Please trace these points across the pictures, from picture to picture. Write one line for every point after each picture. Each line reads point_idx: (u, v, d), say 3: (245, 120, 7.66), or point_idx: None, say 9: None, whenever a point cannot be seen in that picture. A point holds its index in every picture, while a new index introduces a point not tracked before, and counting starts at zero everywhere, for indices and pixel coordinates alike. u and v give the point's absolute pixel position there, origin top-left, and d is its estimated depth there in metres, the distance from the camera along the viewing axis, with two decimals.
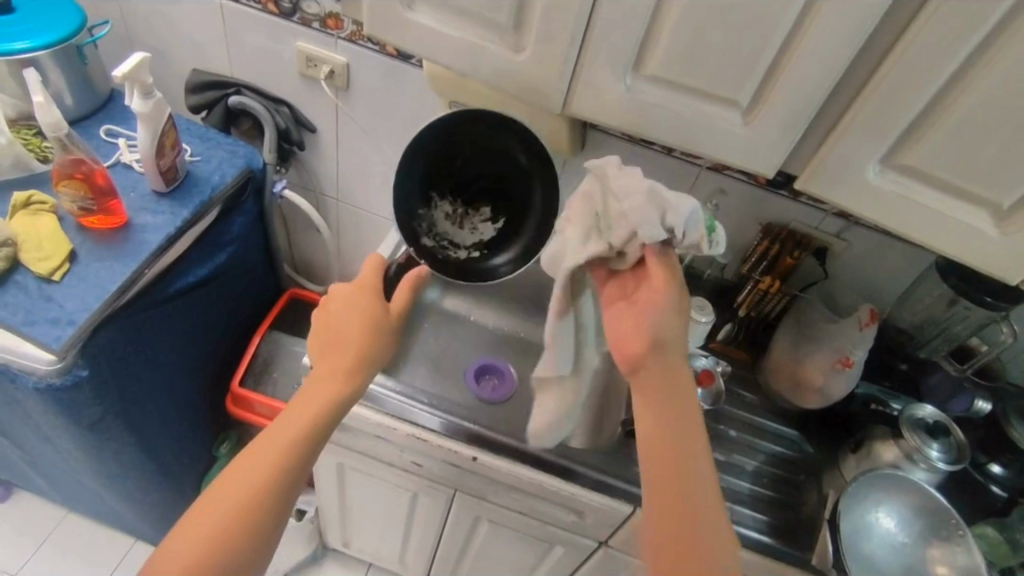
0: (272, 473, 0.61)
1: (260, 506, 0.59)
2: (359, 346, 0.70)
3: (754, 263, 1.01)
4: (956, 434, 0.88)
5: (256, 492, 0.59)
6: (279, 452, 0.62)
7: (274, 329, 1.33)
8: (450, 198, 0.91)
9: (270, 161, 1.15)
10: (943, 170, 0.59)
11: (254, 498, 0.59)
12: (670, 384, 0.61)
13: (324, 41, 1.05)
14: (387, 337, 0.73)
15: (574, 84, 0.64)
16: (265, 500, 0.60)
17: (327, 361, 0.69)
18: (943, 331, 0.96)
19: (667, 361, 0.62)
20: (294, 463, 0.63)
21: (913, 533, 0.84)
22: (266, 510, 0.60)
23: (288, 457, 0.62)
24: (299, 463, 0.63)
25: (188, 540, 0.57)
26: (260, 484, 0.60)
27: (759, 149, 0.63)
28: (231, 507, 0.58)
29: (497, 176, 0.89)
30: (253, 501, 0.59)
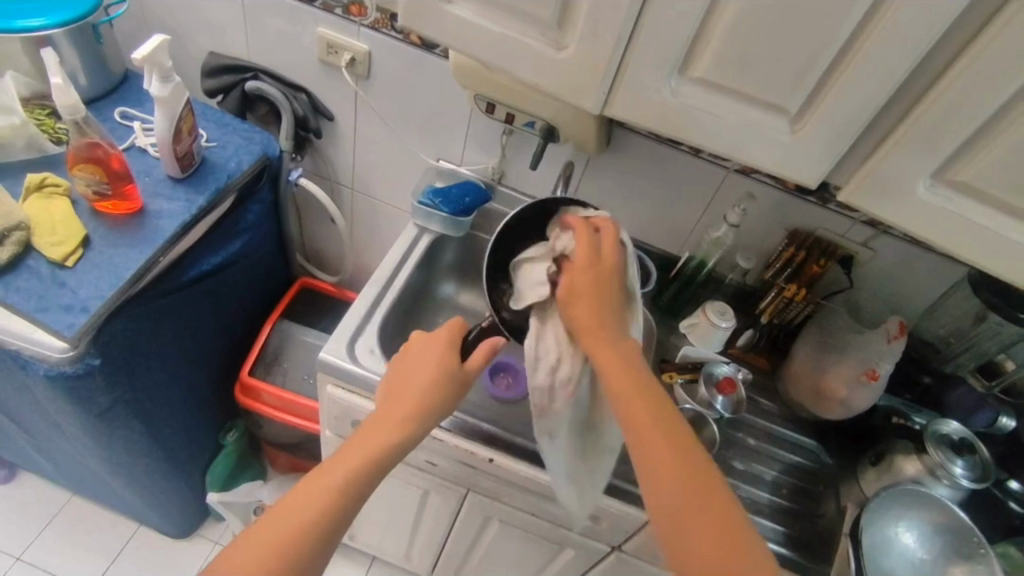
0: (323, 509, 0.58)
1: (306, 541, 0.57)
2: (423, 398, 0.68)
3: (779, 269, 1.00)
4: (981, 452, 0.87)
5: (305, 525, 0.57)
6: (330, 490, 0.59)
7: (285, 318, 1.31)
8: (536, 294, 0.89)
9: (286, 149, 1.13)
10: (996, 188, 0.57)
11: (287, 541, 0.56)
12: (613, 361, 0.67)
13: (347, 27, 1.03)
14: (452, 394, 0.70)
15: (616, 84, 0.62)
16: (308, 539, 0.57)
17: (388, 408, 0.68)
18: (970, 346, 0.96)
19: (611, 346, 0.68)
20: (344, 505, 0.60)
21: (933, 550, 0.83)
22: (309, 545, 0.57)
23: (339, 495, 0.60)
24: (349, 506, 0.61)
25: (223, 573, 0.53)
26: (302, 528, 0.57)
27: (806, 159, 0.61)
28: (268, 545, 0.55)
29: None
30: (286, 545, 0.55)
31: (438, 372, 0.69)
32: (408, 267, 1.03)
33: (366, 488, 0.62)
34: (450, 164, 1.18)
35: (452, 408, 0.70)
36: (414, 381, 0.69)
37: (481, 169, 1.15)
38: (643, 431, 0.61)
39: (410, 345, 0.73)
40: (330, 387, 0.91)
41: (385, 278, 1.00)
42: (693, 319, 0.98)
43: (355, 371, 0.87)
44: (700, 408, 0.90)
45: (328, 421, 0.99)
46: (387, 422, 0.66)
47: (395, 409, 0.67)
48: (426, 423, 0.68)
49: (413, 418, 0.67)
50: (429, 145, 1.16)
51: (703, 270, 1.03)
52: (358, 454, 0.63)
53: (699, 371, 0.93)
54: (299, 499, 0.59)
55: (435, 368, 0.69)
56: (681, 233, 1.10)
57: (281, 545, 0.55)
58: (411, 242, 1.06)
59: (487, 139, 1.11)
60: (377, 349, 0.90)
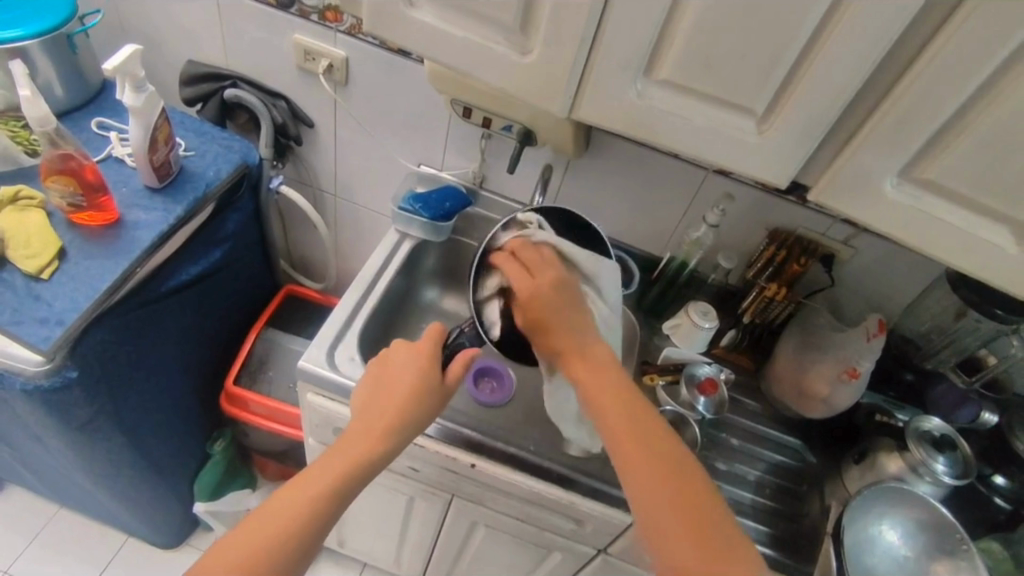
0: (295, 522, 0.57)
1: (277, 556, 0.56)
2: (404, 406, 0.67)
3: (760, 269, 0.99)
4: (962, 447, 0.87)
5: (278, 538, 0.56)
6: (305, 500, 0.59)
7: (269, 326, 1.31)
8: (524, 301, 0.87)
9: (266, 157, 1.13)
10: (963, 185, 0.57)
11: (261, 556, 0.55)
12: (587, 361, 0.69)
13: (323, 34, 1.02)
14: (434, 402, 0.69)
15: (583, 86, 0.62)
16: (282, 551, 0.56)
17: (368, 417, 0.67)
18: (951, 342, 0.96)
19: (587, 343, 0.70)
20: (319, 518, 0.59)
21: (916, 547, 0.83)
22: (284, 559, 0.56)
23: (314, 509, 0.59)
24: (326, 517, 0.60)
25: None
26: (277, 537, 0.56)
27: (775, 159, 0.61)
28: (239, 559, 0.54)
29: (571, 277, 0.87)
30: (260, 558, 0.55)
31: (417, 383, 0.68)
32: (388, 273, 1.02)
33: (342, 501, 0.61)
34: (431, 169, 1.17)
35: (432, 417, 0.70)
36: (394, 389, 0.69)
37: (462, 173, 1.15)
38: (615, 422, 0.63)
39: (390, 352, 0.73)
40: (311, 395, 0.91)
41: (365, 285, 0.99)
42: (676, 320, 0.98)
43: (334, 379, 0.87)
44: (681, 409, 0.90)
45: (310, 429, 0.98)
46: (368, 431, 0.66)
47: (374, 418, 0.67)
48: (408, 431, 0.67)
49: (392, 428, 0.66)
50: (409, 150, 1.16)
51: (684, 271, 1.03)
52: (335, 465, 0.62)
53: (680, 373, 0.93)
54: (272, 512, 0.58)
55: (414, 377, 0.69)
56: (663, 234, 1.09)
57: (253, 562, 0.54)
58: (392, 247, 1.06)
59: (467, 143, 1.10)
60: (357, 357, 0.90)
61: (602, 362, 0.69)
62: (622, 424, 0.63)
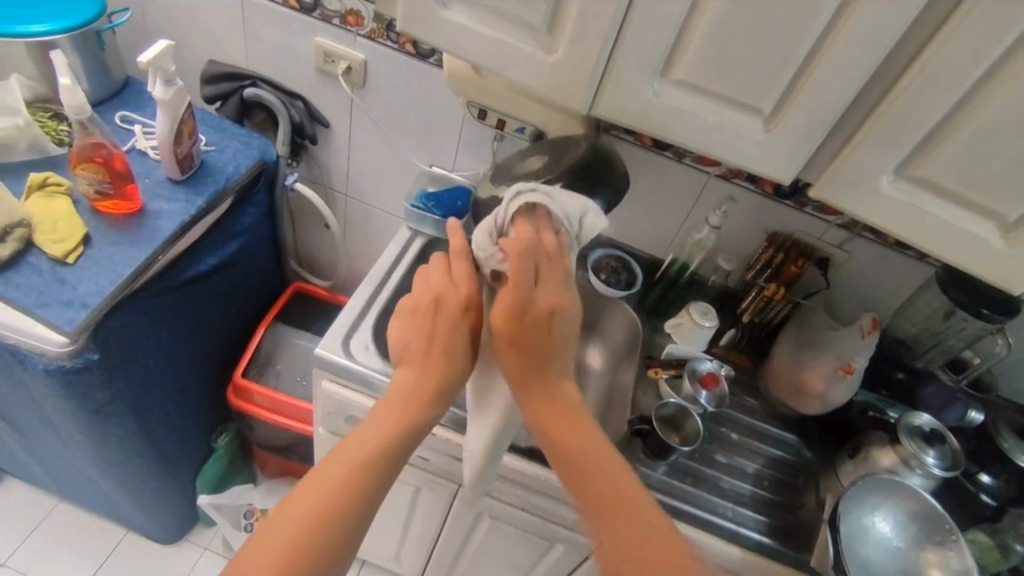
0: (322, 515, 0.57)
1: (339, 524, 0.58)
2: (446, 364, 0.67)
3: (758, 270, 1.05)
4: (951, 442, 0.91)
5: (329, 513, 0.58)
6: (357, 469, 0.61)
7: (278, 322, 1.33)
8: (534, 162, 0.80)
9: (282, 154, 1.17)
10: (954, 181, 0.61)
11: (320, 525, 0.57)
12: (564, 424, 0.66)
13: (343, 37, 1.07)
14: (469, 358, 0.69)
15: (602, 85, 0.66)
16: (337, 521, 0.58)
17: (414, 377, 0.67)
18: (939, 343, 1.02)
19: (571, 412, 0.67)
20: (371, 482, 0.61)
21: (908, 537, 0.86)
22: (343, 527, 0.58)
23: (346, 498, 0.59)
24: (376, 482, 0.62)
25: (264, 549, 0.55)
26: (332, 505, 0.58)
27: (780, 155, 0.65)
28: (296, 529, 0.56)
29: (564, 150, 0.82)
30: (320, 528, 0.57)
31: (452, 353, 0.67)
32: (401, 268, 1.05)
33: (375, 487, 0.61)
34: (442, 169, 1.21)
35: (470, 370, 0.69)
36: (434, 343, 0.67)
37: (473, 174, 1.19)
38: (593, 479, 0.63)
39: (429, 269, 0.72)
40: (324, 382, 0.93)
41: (378, 278, 1.02)
42: (677, 320, 1.01)
43: (350, 366, 0.89)
44: (684, 403, 0.94)
45: (321, 417, 1.00)
46: (414, 397, 0.66)
47: (412, 380, 0.67)
48: (449, 392, 0.68)
49: (428, 401, 0.66)
50: (423, 151, 1.20)
51: (686, 272, 1.07)
52: (373, 441, 0.63)
53: (683, 368, 0.97)
54: (297, 507, 0.57)
55: (451, 330, 0.67)
56: (666, 236, 1.14)
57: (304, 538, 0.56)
58: (404, 244, 1.10)
59: (479, 145, 1.15)
60: (372, 346, 0.93)
61: (580, 423, 0.67)
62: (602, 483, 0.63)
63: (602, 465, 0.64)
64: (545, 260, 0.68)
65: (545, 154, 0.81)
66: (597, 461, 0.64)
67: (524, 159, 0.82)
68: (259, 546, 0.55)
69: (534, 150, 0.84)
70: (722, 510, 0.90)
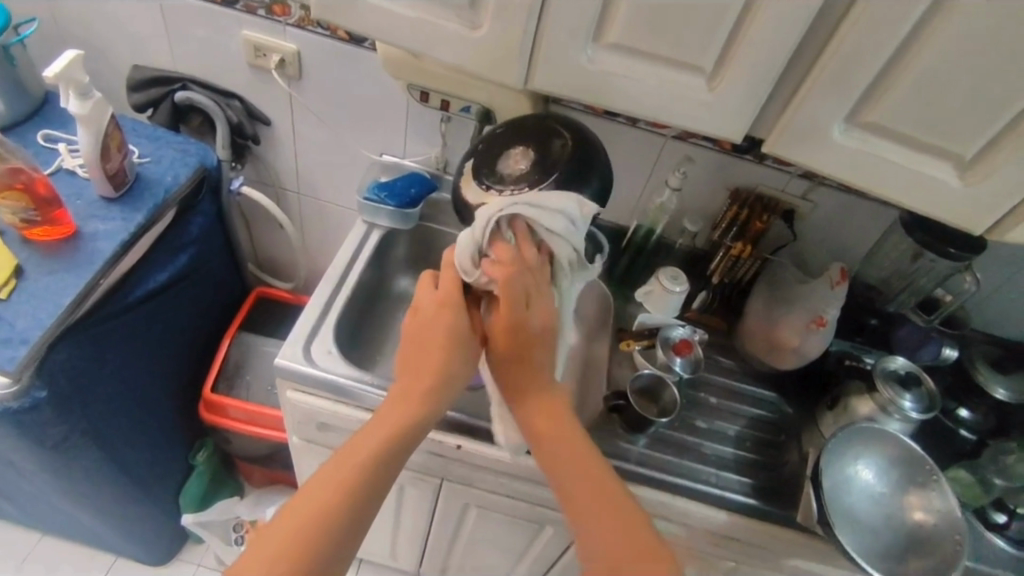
0: (329, 506, 0.58)
1: (341, 515, 0.58)
2: (444, 364, 0.65)
3: (725, 229, 1.03)
4: (927, 383, 0.91)
5: (334, 503, 0.58)
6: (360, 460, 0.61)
7: (242, 331, 1.29)
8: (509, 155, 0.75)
9: (224, 158, 1.12)
10: (906, 123, 0.59)
11: (327, 514, 0.57)
12: (543, 404, 0.69)
13: (271, 29, 1.01)
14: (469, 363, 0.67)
15: (534, 55, 0.62)
16: (343, 510, 0.58)
17: (413, 374, 0.66)
18: (910, 284, 1.00)
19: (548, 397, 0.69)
20: (375, 473, 0.61)
21: (891, 483, 0.86)
22: (347, 517, 0.58)
23: (349, 488, 0.59)
24: (380, 473, 0.61)
25: (273, 538, 0.56)
26: (338, 494, 0.58)
27: (727, 113, 0.62)
28: (303, 520, 0.56)
29: (533, 134, 0.76)
30: (327, 516, 0.57)
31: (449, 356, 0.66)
32: (360, 263, 1.02)
33: (382, 477, 0.61)
34: (394, 158, 1.17)
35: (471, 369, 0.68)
36: (428, 342, 0.66)
37: (425, 159, 1.15)
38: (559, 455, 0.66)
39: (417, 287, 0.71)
40: (289, 393, 0.90)
41: (336, 279, 0.98)
42: (647, 287, 0.97)
43: (313, 373, 0.86)
44: (659, 372, 0.92)
45: (292, 427, 0.97)
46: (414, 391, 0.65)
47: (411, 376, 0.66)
48: (450, 391, 0.66)
49: (428, 399, 0.65)
50: (371, 140, 1.15)
51: (652, 237, 1.05)
52: (379, 432, 0.62)
53: (656, 337, 0.95)
54: (304, 502, 0.57)
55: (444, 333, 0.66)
56: (628, 203, 1.11)
57: (313, 527, 0.56)
58: (360, 239, 1.06)
59: (427, 129, 1.10)
60: (335, 350, 0.90)
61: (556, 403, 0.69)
62: (565, 455, 0.66)
63: (573, 441, 0.67)
64: (533, 280, 0.66)
65: (528, 146, 0.75)
66: (571, 439, 0.67)
67: (505, 153, 0.75)
68: (273, 533, 0.56)
69: (515, 138, 0.76)
70: (706, 476, 0.89)
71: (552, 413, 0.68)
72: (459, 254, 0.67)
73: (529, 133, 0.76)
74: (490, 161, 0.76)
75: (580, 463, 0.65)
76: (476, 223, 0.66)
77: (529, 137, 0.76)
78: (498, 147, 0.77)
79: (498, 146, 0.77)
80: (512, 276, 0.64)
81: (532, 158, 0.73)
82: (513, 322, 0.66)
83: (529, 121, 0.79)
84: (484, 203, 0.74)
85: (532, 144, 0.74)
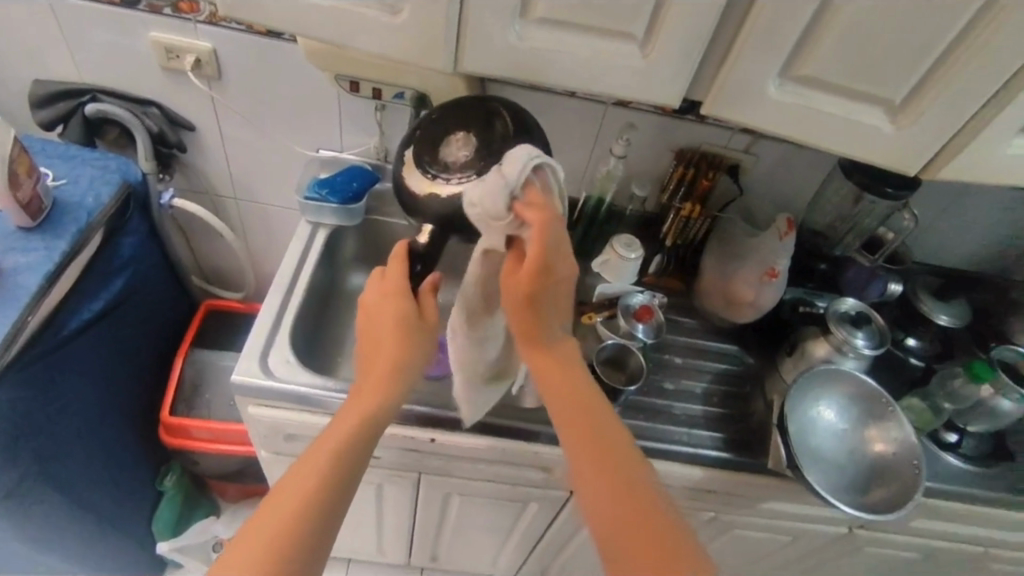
0: (298, 509, 0.54)
1: (311, 517, 0.54)
2: (397, 350, 0.65)
3: (673, 191, 1.03)
4: (876, 320, 0.94)
5: (303, 505, 0.54)
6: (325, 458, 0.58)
7: (195, 347, 1.24)
8: (451, 140, 0.73)
9: (149, 171, 1.06)
10: (837, 73, 0.60)
11: (296, 519, 0.53)
12: (557, 370, 0.65)
13: (181, 28, 0.95)
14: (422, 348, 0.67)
15: (462, 36, 0.60)
16: (314, 511, 0.55)
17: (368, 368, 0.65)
18: (853, 226, 1.03)
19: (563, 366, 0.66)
20: (343, 470, 0.58)
21: (852, 419, 0.90)
22: (319, 518, 0.55)
23: (319, 487, 0.56)
24: (348, 470, 0.59)
25: (242, 551, 0.51)
26: (307, 495, 0.55)
27: (664, 79, 0.61)
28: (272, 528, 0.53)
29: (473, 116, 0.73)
30: (297, 520, 0.53)
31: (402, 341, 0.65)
32: (309, 266, 0.98)
33: (350, 472, 0.59)
34: (331, 152, 1.13)
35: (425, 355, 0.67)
36: (379, 334, 0.66)
37: (363, 151, 1.11)
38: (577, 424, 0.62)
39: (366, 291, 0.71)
40: (251, 409, 0.87)
41: (285, 285, 0.95)
42: (603, 257, 0.97)
43: (272, 386, 0.83)
44: (622, 340, 0.92)
45: (259, 442, 0.94)
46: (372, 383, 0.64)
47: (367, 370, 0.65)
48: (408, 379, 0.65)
49: (387, 388, 0.63)
50: (305, 136, 1.11)
51: (602, 207, 1.04)
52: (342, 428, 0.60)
53: (616, 306, 0.96)
54: (271, 510, 0.54)
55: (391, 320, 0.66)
56: (575, 175, 1.10)
57: (282, 532, 0.52)
58: (306, 240, 1.02)
59: (361, 119, 1.06)
60: (293, 358, 0.87)
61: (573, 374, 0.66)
62: (582, 426, 0.62)
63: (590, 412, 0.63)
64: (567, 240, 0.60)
65: (469, 130, 0.72)
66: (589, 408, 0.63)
67: (446, 139, 0.73)
68: (240, 547, 0.52)
69: (454, 121, 0.73)
70: (678, 436, 0.91)
71: (568, 380, 0.65)
72: (485, 201, 0.58)
73: (469, 115, 0.74)
74: (432, 148, 0.74)
75: (600, 435, 0.61)
76: (505, 169, 0.57)
77: (469, 118, 0.73)
78: (438, 131, 0.74)
79: (438, 130, 0.74)
80: (554, 224, 0.57)
81: (474, 145, 0.71)
82: (545, 277, 0.59)
83: (470, 101, 0.76)
84: (430, 194, 0.72)
85: (473, 127, 0.72)
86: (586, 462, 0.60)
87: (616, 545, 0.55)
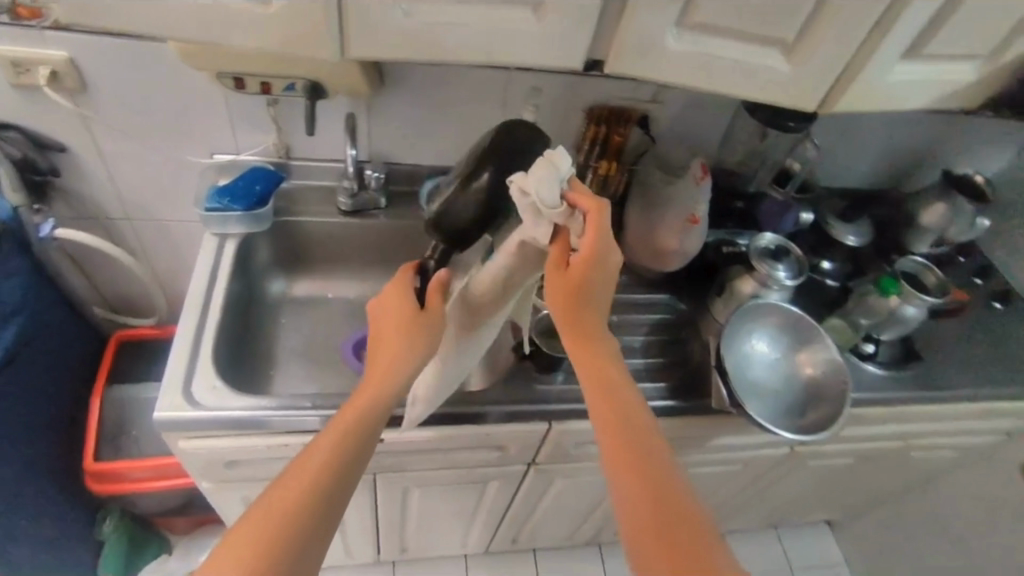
0: (283, 518, 0.49)
1: (293, 526, 0.49)
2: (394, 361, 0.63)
3: (588, 150, 1.01)
4: (794, 252, 0.98)
5: (287, 513, 0.49)
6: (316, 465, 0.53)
7: (112, 384, 1.16)
8: None
9: (20, 204, 0.94)
10: (731, 19, 0.60)
11: (277, 529, 0.48)
12: (593, 363, 0.63)
13: (26, 37, 0.85)
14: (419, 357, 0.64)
15: (345, 18, 0.56)
16: (299, 521, 0.49)
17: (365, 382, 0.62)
18: (764, 161, 1.08)
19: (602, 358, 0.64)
20: (334, 479, 0.53)
21: (782, 347, 0.95)
22: (301, 532, 0.49)
23: (307, 496, 0.51)
24: (337, 480, 0.54)
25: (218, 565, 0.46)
26: (294, 503, 0.50)
27: (564, 42, 0.60)
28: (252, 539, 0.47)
29: None
30: (279, 531, 0.48)
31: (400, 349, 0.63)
32: (222, 280, 0.92)
33: (341, 483, 0.54)
34: (227, 155, 1.04)
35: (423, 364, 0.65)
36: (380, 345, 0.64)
37: (261, 150, 1.04)
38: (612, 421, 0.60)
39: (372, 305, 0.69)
40: (182, 442, 0.82)
41: (198, 305, 0.88)
42: None
43: (200, 415, 0.78)
44: None
45: (197, 473, 0.89)
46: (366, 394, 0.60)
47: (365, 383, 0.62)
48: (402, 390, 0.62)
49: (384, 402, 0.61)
50: (194, 142, 1.01)
51: None
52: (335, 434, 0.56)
53: None
54: (251, 522, 0.48)
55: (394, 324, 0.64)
56: None
57: (262, 543, 0.47)
58: (215, 254, 0.95)
59: (254, 118, 0.99)
60: (221, 382, 0.82)
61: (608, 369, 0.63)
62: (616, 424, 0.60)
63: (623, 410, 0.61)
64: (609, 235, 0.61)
65: None
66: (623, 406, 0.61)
67: None
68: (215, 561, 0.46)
69: None
70: None
71: (605, 371, 0.63)
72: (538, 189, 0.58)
73: None
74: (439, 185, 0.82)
75: (633, 435, 0.59)
76: (552, 162, 0.59)
77: None
78: None
79: None
80: (604, 212, 0.58)
81: None
82: (593, 266, 0.59)
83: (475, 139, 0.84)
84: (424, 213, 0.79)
85: None
86: (623, 464, 0.57)
87: (648, 550, 0.51)
